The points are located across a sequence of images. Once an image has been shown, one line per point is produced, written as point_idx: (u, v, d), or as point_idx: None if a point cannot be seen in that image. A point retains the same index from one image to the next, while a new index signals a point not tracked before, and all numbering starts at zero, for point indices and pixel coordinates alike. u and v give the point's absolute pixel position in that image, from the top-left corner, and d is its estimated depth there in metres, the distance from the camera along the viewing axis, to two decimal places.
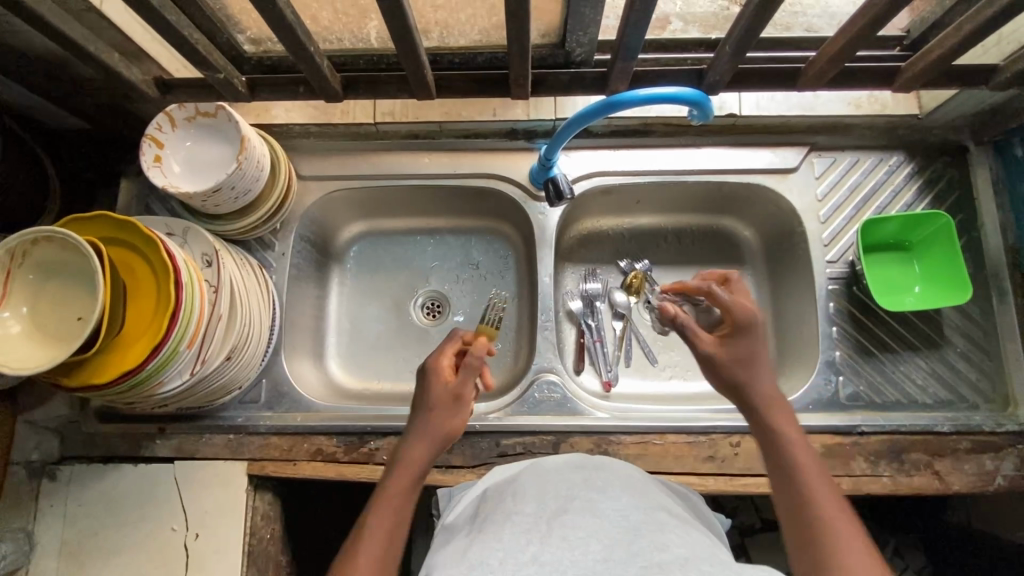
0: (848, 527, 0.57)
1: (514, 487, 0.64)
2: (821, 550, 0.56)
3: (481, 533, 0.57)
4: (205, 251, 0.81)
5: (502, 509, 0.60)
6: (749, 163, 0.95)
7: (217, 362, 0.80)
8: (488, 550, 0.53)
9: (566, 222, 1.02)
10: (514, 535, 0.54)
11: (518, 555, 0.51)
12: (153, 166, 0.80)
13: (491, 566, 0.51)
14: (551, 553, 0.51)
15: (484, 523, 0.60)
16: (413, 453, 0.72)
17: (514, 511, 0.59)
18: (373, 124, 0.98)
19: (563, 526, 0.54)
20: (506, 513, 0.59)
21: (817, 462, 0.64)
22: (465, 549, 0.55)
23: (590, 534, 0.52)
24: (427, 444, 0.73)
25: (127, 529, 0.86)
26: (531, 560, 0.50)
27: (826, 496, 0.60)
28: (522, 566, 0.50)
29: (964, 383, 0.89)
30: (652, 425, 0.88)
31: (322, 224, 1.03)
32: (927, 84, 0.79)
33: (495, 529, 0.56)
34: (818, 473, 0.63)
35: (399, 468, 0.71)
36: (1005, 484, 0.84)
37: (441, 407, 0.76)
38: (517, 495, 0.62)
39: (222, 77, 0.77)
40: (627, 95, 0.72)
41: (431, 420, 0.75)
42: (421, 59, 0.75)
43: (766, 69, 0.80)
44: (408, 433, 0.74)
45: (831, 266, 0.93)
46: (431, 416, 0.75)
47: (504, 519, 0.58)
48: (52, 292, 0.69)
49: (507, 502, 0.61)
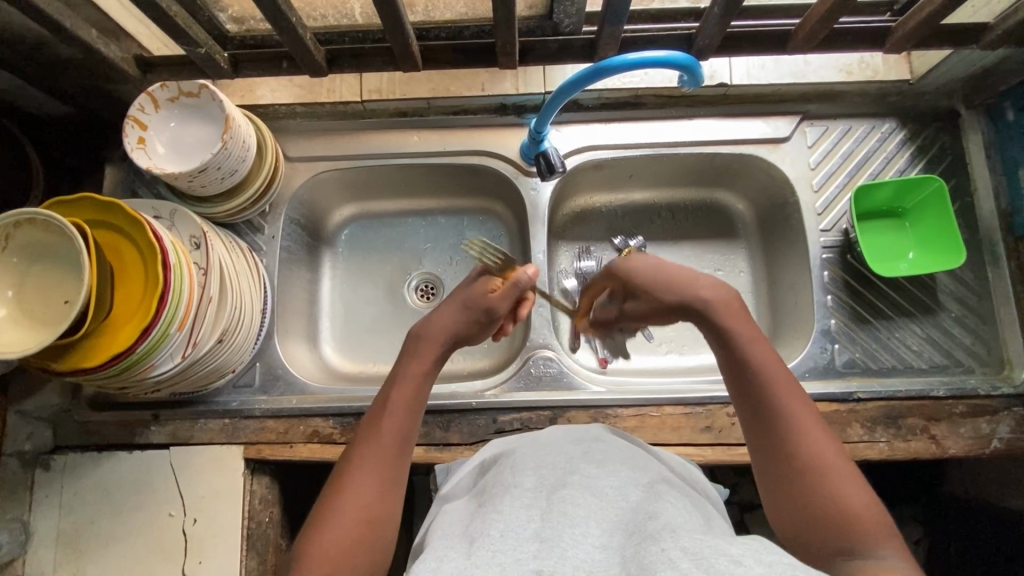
0: (824, 442, 0.56)
1: (513, 459, 0.64)
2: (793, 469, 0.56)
3: (484, 506, 0.57)
4: (193, 233, 0.80)
5: (500, 482, 0.60)
6: (741, 133, 0.95)
7: (210, 345, 0.79)
8: (490, 524, 0.52)
9: (558, 199, 1.01)
10: (515, 508, 0.54)
11: (520, 531, 0.51)
12: (137, 148, 0.79)
13: (493, 539, 0.51)
14: (553, 529, 0.51)
15: (486, 494, 0.60)
16: (440, 329, 0.69)
17: (512, 483, 0.58)
18: (360, 102, 0.95)
19: (562, 501, 0.53)
20: (505, 486, 0.58)
21: (785, 368, 0.60)
22: (467, 527, 0.55)
23: (589, 513, 0.52)
24: (457, 319, 0.70)
25: (123, 516, 0.85)
26: (533, 537, 0.50)
27: (803, 412, 0.58)
28: (524, 543, 0.50)
29: (960, 347, 0.89)
30: (649, 397, 0.88)
31: (312, 207, 1.02)
32: (917, 45, 0.78)
33: (496, 503, 0.56)
34: (788, 385, 0.59)
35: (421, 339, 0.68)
36: (1003, 447, 0.84)
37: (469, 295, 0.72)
38: (513, 467, 0.61)
39: (203, 52, 0.75)
40: (615, 60, 0.71)
41: (460, 299, 0.72)
42: (406, 32, 0.73)
43: (755, 34, 0.79)
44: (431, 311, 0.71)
45: (825, 235, 0.93)
46: (459, 296, 0.72)
47: (503, 491, 0.57)
48: (37, 275, 0.67)
49: (505, 475, 0.61)
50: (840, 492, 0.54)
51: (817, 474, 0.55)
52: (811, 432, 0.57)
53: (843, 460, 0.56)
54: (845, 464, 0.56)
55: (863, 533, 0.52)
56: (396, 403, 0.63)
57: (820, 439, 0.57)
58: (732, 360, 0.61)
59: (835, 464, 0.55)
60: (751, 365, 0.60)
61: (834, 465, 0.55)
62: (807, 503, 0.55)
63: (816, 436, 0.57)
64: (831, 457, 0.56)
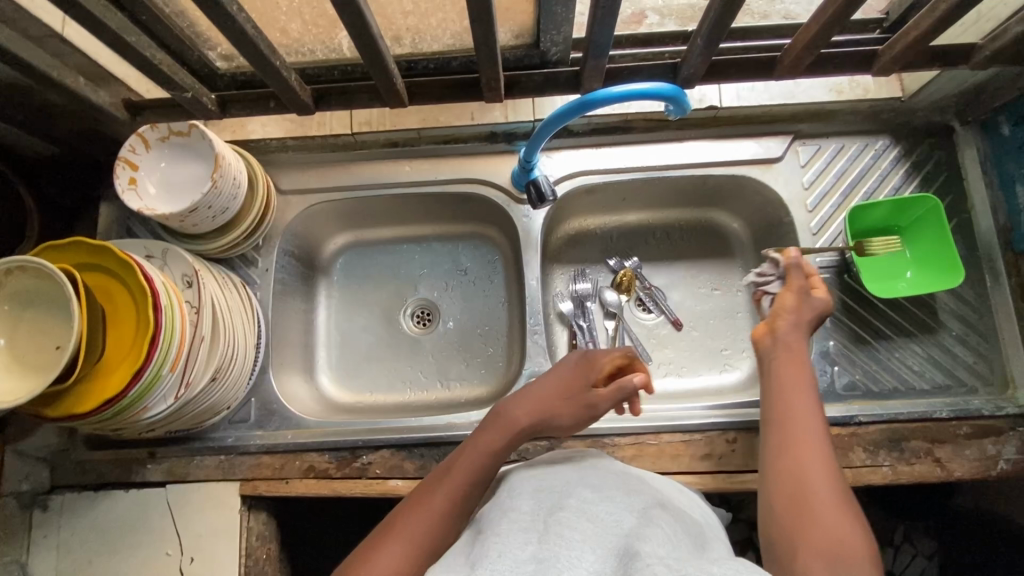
0: (837, 506, 0.58)
1: (509, 484, 0.63)
2: (800, 476, 0.61)
3: (481, 531, 0.56)
4: (186, 272, 0.81)
5: (498, 506, 0.59)
6: (733, 155, 0.94)
7: (203, 384, 0.79)
8: (488, 547, 0.52)
9: (552, 223, 1.01)
10: (513, 531, 0.53)
11: (518, 552, 0.50)
12: (128, 188, 0.79)
13: (491, 561, 0.50)
14: (549, 550, 0.50)
15: (481, 521, 0.59)
16: (521, 415, 0.70)
17: (509, 507, 0.57)
18: (350, 134, 0.97)
19: (558, 525, 0.53)
20: (502, 510, 0.58)
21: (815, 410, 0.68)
22: (467, 552, 0.54)
23: (585, 537, 0.52)
24: (536, 417, 0.71)
25: (120, 557, 0.85)
26: (531, 559, 0.50)
27: (821, 449, 0.63)
28: (521, 564, 0.49)
29: (962, 367, 0.87)
30: (647, 425, 0.86)
31: (306, 238, 1.02)
32: (906, 66, 0.77)
33: (493, 526, 0.55)
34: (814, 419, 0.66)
35: (497, 423, 0.69)
36: (1009, 469, 0.82)
37: (566, 395, 0.73)
38: (511, 491, 0.61)
39: (190, 96, 0.75)
40: (601, 94, 0.71)
41: (555, 401, 0.72)
42: (391, 69, 0.74)
43: (742, 60, 0.79)
44: (523, 399, 0.72)
45: (821, 255, 0.92)
46: (557, 398, 0.72)
47: (501, 515, 0.57)
48: (27, 322, 0.68)
49: (502, 499, 0.60)
50: (831, 518, 0.57)
51: (812, 490, 0.59)
52: (829, 492, 0.59)
53: (843, 498, 0.59)
54: (846, 502, 0.59)
55: (846, 551, 0.54)
56: (459, 474, 0.65)
57: (825, 472, 0.61)
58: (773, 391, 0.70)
59: (845, 526, 0.56)
60: (786, 394, 0.69)
61: (832, 497, 0.59)
62: (807, 515, 0.58)
63: (824, 468, 0.61)
64: (832, 489, 0.60)
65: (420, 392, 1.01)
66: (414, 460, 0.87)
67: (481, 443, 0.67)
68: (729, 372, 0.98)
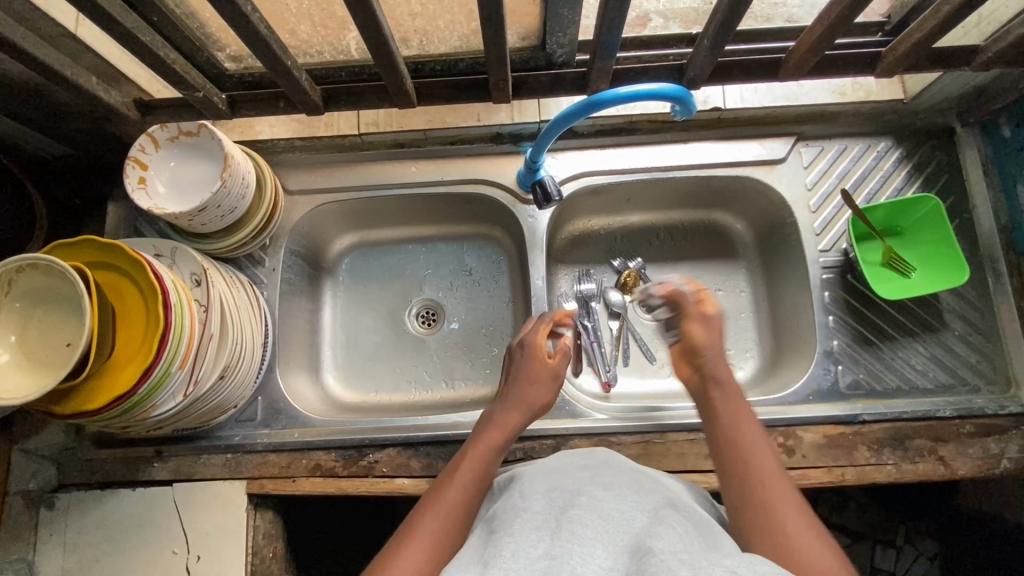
0: (814, 527, 0.57)
1: (523, 482, 0.64)
2: (763, 493, 0.60)
3: (495, 530, 0.56)
4: (193, 271, 0.81)
5: (510, 507, 0.59)
6: (737, 156, 0.95)
7: (211, 381, 0.79)
8: (501, 547, 0.52)
9: (556, 223, 1.01)
10: (526, 531, 0.54)
11: (532, 551, 0.51)
12: (138, 188, 0.80)
13: (505, 561, 0.50)
14: (562, 547, 0.50)
15: (495, 519, 0.59)
16: (509, 415, 0.74)
17: (522, 508, 0.58)
18: (358, 135, 0.97)
19: (571, 521, 0.53)
20: (515, 510, 0.58)
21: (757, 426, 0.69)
22: (479, 551, 0.54)
23: (598, 534, 0.52)
24: (523, 411, 0.75)
25: (126, 555, 0.85)
26: (544, 556, 0.50)
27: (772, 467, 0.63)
28: (534, 563, 0.49)
29: (965, 366, 0.88)
30: (652, 424, 0.87)
31: (312, 239, 1.03)
32: (909, 67, 0.78)
33: (505, 527, 0.55)
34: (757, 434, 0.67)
35: (493, 425, 0.73)
36: (1012, 467, 0.83)
37: (536, 378, 0.78)
38: (523, 491, 0.61)
39: (201, 95, 0.76)
40: (608, 93, 0.71)
41: (529, 388, 0.77)
42: (400, 70, 0.74)
43: (747, 61, 0.80)
44: (504, 400, 0.76)
45: (825, 255, 0.93)
46: (530, 384, 0.78)
47: (514, 515, 0.57)
48: (39, 319, 0.68)
49: (514, 500, 0.60)
50: (798, 537, 0.56)
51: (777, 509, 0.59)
52: (797, 512, 0.58)
53: (805, 516, 0.58)
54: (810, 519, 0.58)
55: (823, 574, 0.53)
56: (464, 474, 0.67)
57: (786, 489, 0.61)
58: (725, 402, 0.70)
59: (819, 551, 0.55)
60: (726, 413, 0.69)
61: (797, 514, 0.58)
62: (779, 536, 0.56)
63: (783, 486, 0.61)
64: (794, 507, 0.59)
65: (426, 391, 1.01)
66: (420, 458, 0.88)
67: (478, 444, 0.70)
68: (733, 372, 0.99)
